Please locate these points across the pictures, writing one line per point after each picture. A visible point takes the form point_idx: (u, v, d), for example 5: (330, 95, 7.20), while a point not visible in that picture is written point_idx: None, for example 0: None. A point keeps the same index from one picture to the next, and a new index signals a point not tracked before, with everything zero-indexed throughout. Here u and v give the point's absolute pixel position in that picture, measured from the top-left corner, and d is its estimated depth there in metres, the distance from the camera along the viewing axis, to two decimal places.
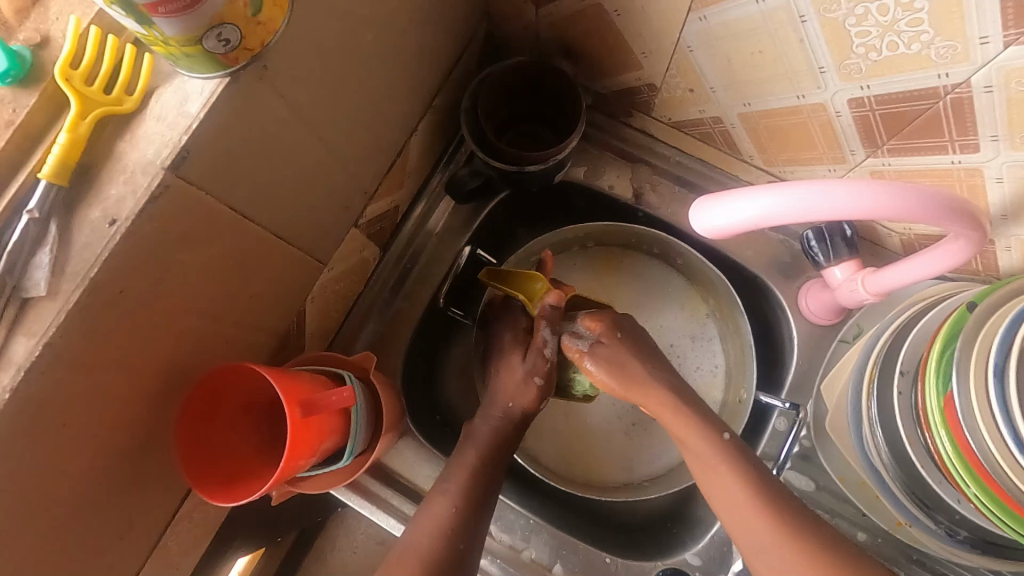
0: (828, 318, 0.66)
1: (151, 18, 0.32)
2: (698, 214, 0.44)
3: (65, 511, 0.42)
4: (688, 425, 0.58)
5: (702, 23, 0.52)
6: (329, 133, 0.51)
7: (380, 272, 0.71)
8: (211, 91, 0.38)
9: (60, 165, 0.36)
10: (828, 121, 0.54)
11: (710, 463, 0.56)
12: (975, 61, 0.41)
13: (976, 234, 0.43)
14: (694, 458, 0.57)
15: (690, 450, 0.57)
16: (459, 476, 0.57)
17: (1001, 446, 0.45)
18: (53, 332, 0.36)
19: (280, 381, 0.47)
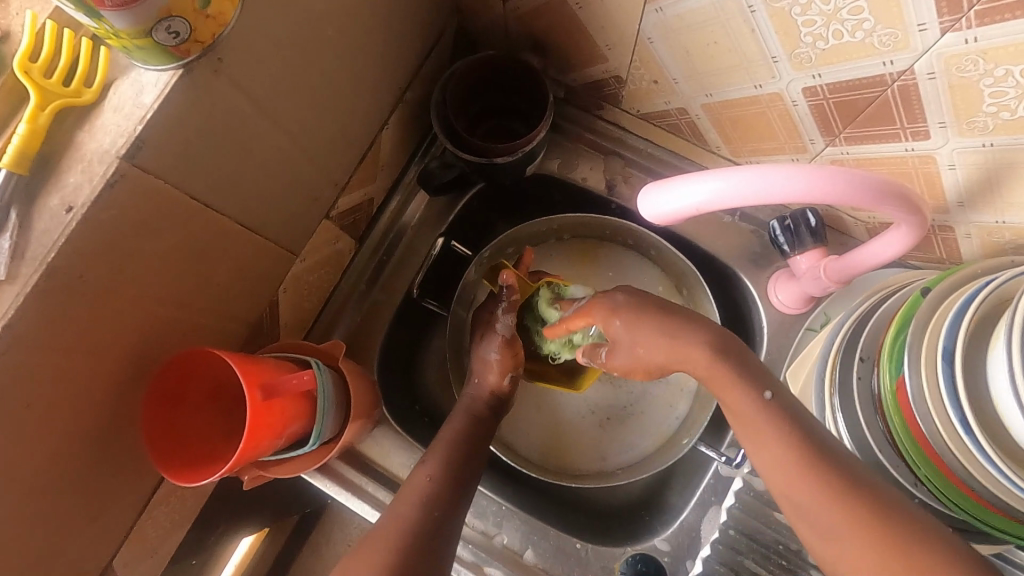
0: (797, 306, 0.67)
1: (99, 12, 0.34)
2: (647, 199, 0.45)
3: (34, 490, 0.44)
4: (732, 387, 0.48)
5: (659, 14, 0.53)
6: (294, 125, 0.52)
7: (356, 264, 0.72)
8: (166, 82, 0.39)
9: (19, 154, 0.37)
10: (786, 110, 0.55)
11: (751, 420, 0.47)
12: (915, 48, 0.42)
13: (911, 219, 0.45)
14: (733, 417, 0.48)
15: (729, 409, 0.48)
16: (438, 454, 0.57)
17: (948, 428, 0.46)
18: (11, 314, 0.37)
19: (242, 366, 0.48)
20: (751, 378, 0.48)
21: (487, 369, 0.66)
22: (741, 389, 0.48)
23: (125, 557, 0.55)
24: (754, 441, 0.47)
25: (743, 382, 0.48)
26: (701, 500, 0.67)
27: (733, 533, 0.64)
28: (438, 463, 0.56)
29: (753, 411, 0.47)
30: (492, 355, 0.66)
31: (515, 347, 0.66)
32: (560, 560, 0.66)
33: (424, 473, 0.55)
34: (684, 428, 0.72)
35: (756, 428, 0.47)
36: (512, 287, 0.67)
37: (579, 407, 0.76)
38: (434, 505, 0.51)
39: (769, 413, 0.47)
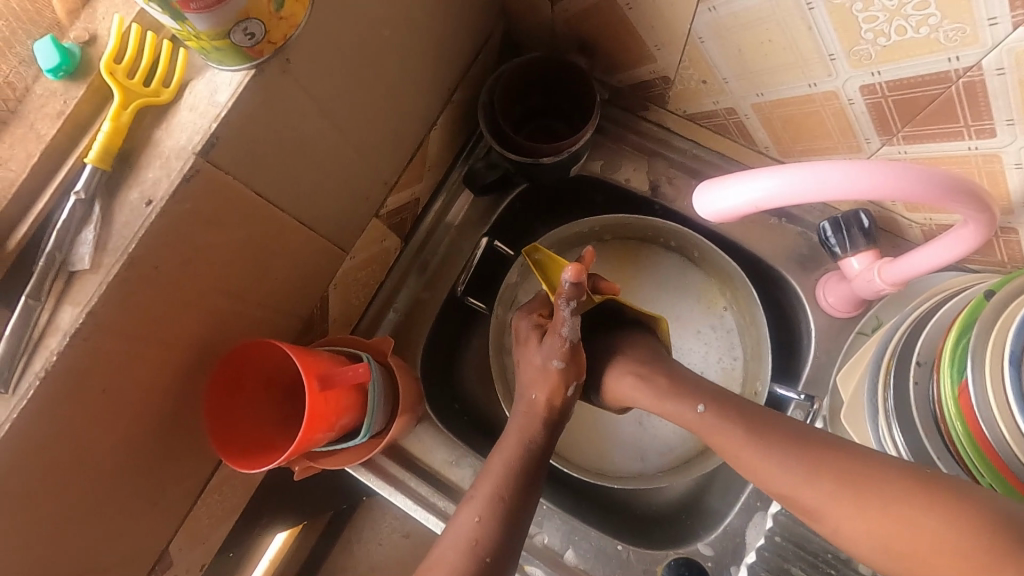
0: (846, 310, 0.66)
1: (184, 14, 0.35)
2: (702, 198, 0.45)
3: (107, 472, 0.46)
4: (665, 397, 0.58)
5: (712, 13, 0.53)
6: (351, 125, 0.54)
7: (401, 263, 0.73)
8: (239, 82, 0.41)
9: (104, 151, 0.40)
10: (841, 109, 0.54)
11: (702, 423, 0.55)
12: (984, 43, 0.41)
13: (978, 217, 0.44)
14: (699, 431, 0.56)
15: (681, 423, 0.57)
16: (488, 483, 0.56)
17: (1018, 438, 0.44)
18: (94, 302, 0.39)
19: (302, 357, 0.50)
20: (685, 394, 0.57)
21: (542, 381, 0.61)
22: (682, 404, 0.57)
23: (180, 542, 0.57)
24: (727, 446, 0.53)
25: (678, 396, 0.58)
26: (745, 506, 0.66)
27: (779, 541, 0.63)
28: (484, 503, 0.54)
29: (731, 432, 0.53)
30: (552, 364, 0.61)
31: (578, 354, 0.61)
32: (601, 562, 0.66)
33: (471, 515, 0.53)
34: None
35: (711, 433, 0.54)
36: (579, 286, 0.54)
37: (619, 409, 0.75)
38: (485, 547, 0.51)
39: (713, 422, 0.54)
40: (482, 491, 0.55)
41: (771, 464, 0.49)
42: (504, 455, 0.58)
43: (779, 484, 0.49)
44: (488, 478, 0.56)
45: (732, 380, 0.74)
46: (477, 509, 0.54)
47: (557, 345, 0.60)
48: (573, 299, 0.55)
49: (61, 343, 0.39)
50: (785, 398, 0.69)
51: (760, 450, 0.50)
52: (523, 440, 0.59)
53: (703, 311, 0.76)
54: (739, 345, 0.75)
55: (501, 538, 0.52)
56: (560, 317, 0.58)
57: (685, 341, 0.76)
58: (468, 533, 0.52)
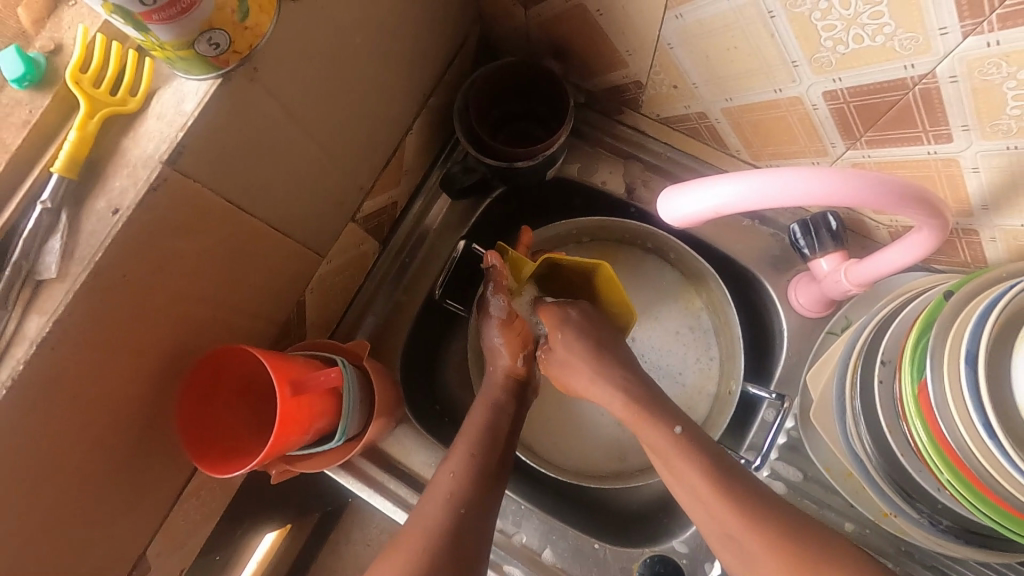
0: (816, 311, 0.67)
1: (147, 26, 0.36)
2: (666, 203, 0.46)
3: (81, 477, 0.46)
4: (645, 420, 0.59)
5: (679, 21, 0.54)
6: (324, 131, 0.54)
7: (379, 266, 0.74)
8: (205, 91, 0.41)
9: (69, 160, 0.40)
10: (806, 114, 0.55)
11: (666, 452, 0.56)
12: (937, 52, 0.42)
13: (932, 222, 0.45)
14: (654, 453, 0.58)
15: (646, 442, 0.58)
16: (467, 450, 0.58)
17: (974, 435, 0.45)
18: (61, 310, 0.39)
19: (273, 362, 0.50)
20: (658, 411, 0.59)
21: (500, 355, 0.68)
22: (660, 425, 0.58)
23: (157, 547, 0.58)
24: (681, 474, 0.55)
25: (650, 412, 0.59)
26: None
27: None
28: (464, 463, 0.57)
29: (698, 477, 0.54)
30: (496, 340, 0.68)
31: (516, 327, 0.69)
32: (578, 560, 0.67)
33: (448, 469, 0.57)
34: (704, 430, 0.72)
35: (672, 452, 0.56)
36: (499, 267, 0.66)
37: (596, 408, 0.76)
38: (462, 502, 0.54)
39: (685, 445, 0.56)
40: (458, 462, 0.57)
41: (711, 501, 0.53)
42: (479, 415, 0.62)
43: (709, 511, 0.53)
44: (462, 439, 0.60)
45: (708, 378, 0.75)
46: (453, 467, 0.57)
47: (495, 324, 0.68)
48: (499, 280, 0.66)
49: (27, 352, 0.39)
50: (758, 398, 0.70)
51: (708, 481, 0.54)
52: (489, 403, 0.64)
53: (680, 311, 0.77)
54: (715, 344, 0.76)
55: (478, 491, 0.55)
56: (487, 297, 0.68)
57: (661, 341, 0.77)
58: (444, 487, 0.55)
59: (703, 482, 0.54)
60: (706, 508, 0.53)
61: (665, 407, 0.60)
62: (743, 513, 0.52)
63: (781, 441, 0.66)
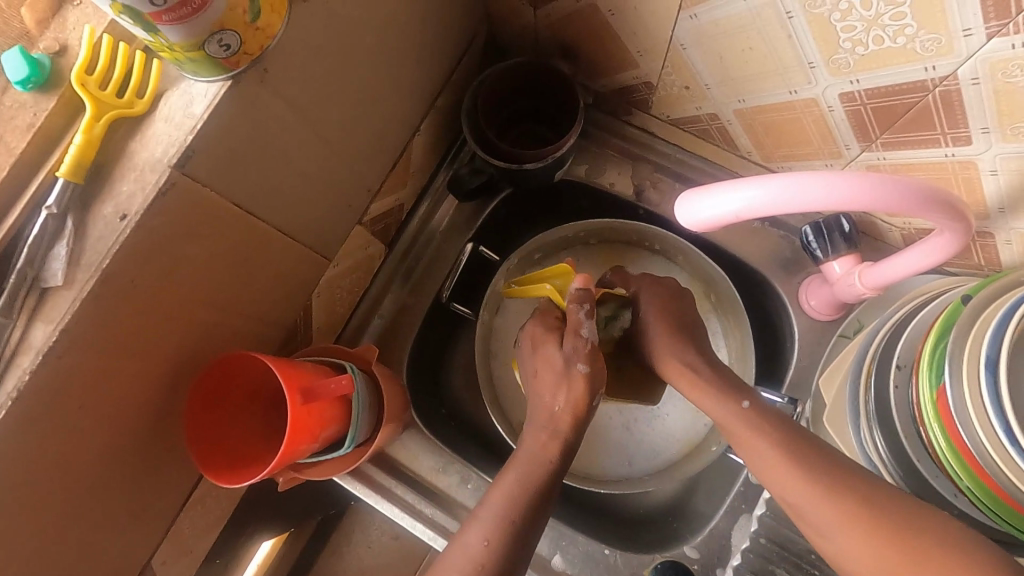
0: (828, 314, 0.67)
1: (157, 26, 0.35)
2: (685, 207, 0.45)
3: (87, 488, 0.45)
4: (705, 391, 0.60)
5: (693, 21, 0.53)
6: (332, 133, 0.53)
7: (385, 269, 0.73)
8: (215, 93, 0.40)
9: (75, 164, 0.39)
10: (821, 116, 0.54)
11: (740, 429, 0.56)
12: (959, 53, 0.42)
13: (955, 225, 0.45)
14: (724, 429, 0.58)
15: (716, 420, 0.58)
16: (496, 496, 0.53)
17: (993, 441, 0.45)
18: (68, 319, 0.38)
19: (283, 370, 0.50)
20: (731, 390, 0.59)
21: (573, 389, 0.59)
22: (729, 398, 0.58)
23: (162, 556, 0.56)
24: (754, 451, 0.54)
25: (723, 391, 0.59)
26: (730, 508, 0.66)
27: (764, 542, 0.64)
28: (494, 522, 0.51)
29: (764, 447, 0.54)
30: (578, 368, 0.60)
31: (599, 359, 0.61)
32: (589, 566, 0.66)
33: (480, 536, 0.50)
34: (713, 433, 0.72)
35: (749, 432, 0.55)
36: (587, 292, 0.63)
37: (605, 412, 0.75)
38: (494, 574, 0.48)
39: (755, 419, 0.56)
40: (490, 507, 0.52)
41: (783, 472, 0.52)
42: (517, 467, 0.55)
43: (797, 504, 0.51)
44: (496, 494, 0.53)
45: None
46: (487, 531, 0.51)
47: (581, 350, 0.60)
48: (585, 302, 0.62)
49: (34, 361, 0.38)
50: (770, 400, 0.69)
51: (791, 466, 0.52)
52: (527, 455, 0.56)
53: None
54: (723, 348, 0.75)
55: (508, 556, 0.50)
56: (574, 318, 0.61)
57: None
58: (476, 557, 0.49)
59: (785, 468, 0.52)
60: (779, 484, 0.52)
61: (729, 380, 0.60)
62: (835, 504, 0.49)
63: None
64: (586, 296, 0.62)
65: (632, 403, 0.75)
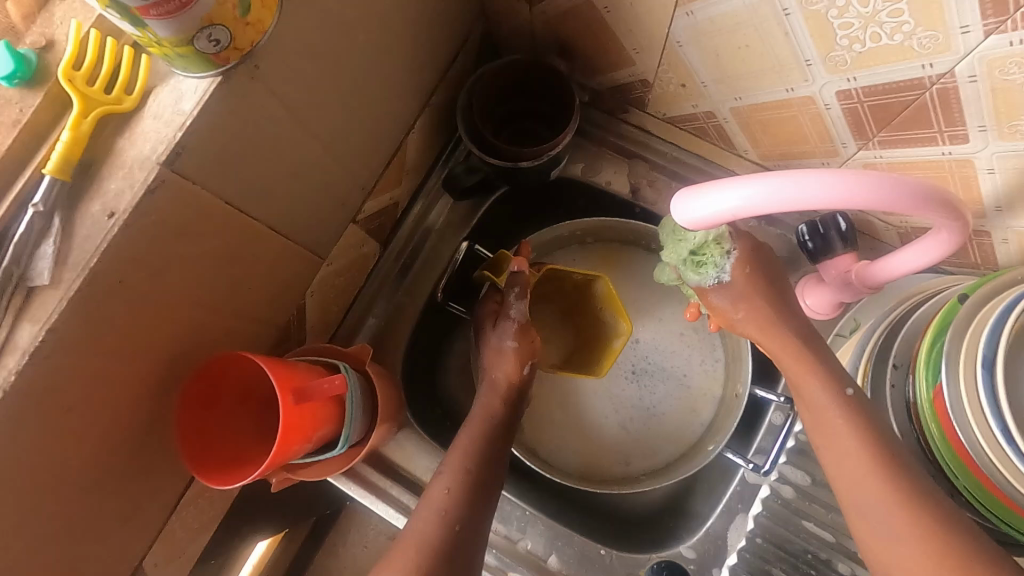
0: (825, 313, 0.66)
1: (144, 21, 0.34)
2: (681, 206, 0.45)
3: (76, 490, 0.45)
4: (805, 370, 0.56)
5: (690, 18, 0.53)
6: (325, 130, 0.53)
7: (380, 268, 0.72)
8: (204, 89, 0.40)
9: (63, 161, 0.38)
10: (818, 114, 0.54)
11: (828, 415, 0.53)
12: (957, 51, 0.41)
13: (952, 224, 0.44)
14: (806, 406, 0.55)
15: (802, 396, 0.56)
16: (457, 453, 0.57)
17: (990, 441, 0.45)
18: (55, 318, 0.38)
19: (276, 370, 0.49)
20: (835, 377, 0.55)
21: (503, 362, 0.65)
22: (828, 385, 0.54)
23: (154, 559, 0.56)
24: (841, 446, 0.51)
25: (826, 380, 0.55)
26: (727, 507, 0.66)
27: (760, 542, 0.63)
28: (455, 474, 0.55)
29: (850, 443, 0.51)
30: (508, 345, 0.66)
31: (530, 336, 0.67)
32: (585, 567, 0.65)
33: (441, 485, 0.55)
34: (710, 433, 0.72)
35: (847, 432, 0.52)
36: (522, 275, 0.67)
37: (602, 412, 0.75)
38: (455, 519, 0.52)
39: (854, 409, 0.53)
40: (451, 467, 0.56)
41: (858, 467, 0.50)
42: (473, 430, 0.60)
43: (859, 503, 0.50)
44: (454, 452, 0.58)
45: (713, 381, 0.74)
46: (449, 481, 0.55)
47: (512, 328, 0.66)
48: (515, 286, 0.67)
49: (19, 362, 0.37)
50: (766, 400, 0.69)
51: (871, 462, 0.50)
52: (484, 417, 0.61)
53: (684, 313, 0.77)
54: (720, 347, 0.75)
55: (468, 505, 0.53)
56: (507, 301, 0.67)
57: (667, 344, 0.76)
58: (438, 505, 0.53)
59: (865, 459, 0.50)
60: (852, 478, 0.50)
61: (831, 364, 0.56)
62: (903, 509, 0.47)
63: (789, 445, 0.65)
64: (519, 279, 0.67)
65: (628, 402, 0.75)
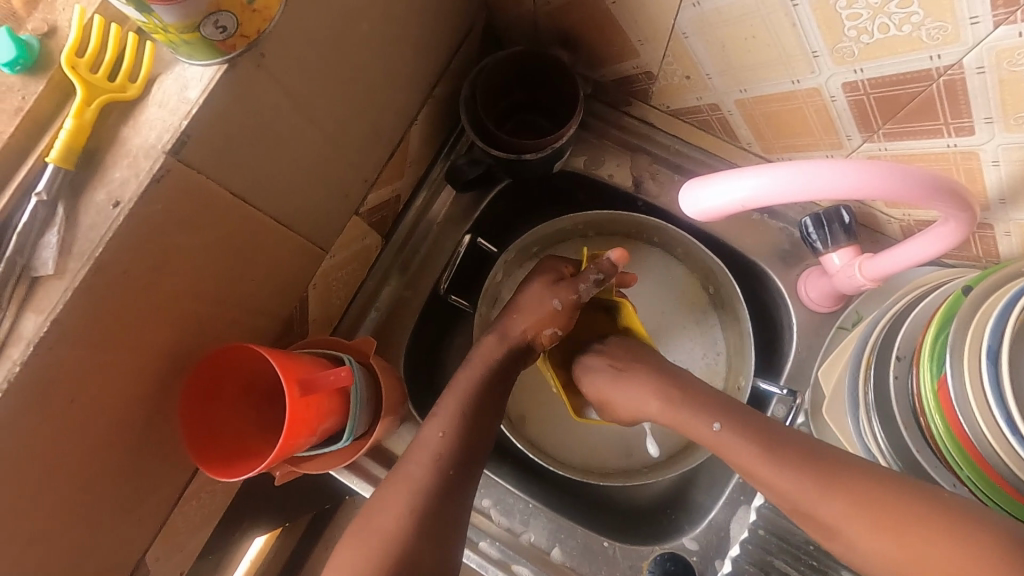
0: (827, 305, 0.67)
1: (150, 6, 0.34)
2: (688, 196, 0.45)
3: (81, 482, 0.45)
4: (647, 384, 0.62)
5: (696, 9, 0.52)
6: (329, 121, 0.52)
7: (382, 261, 0.72)
8: (210, 77, 0.39)
9: (66, 150, 0.38)
10: (823, 106, 0.54)
11: (712, 433, 0.56)
12: (966, 41, 0.41)
13: (959, 215, 0.44)
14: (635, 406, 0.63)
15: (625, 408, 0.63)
16: (452, 401, 0.60)
17: (994, 431, 0.45)
18: (59, 309, 0.37)
19: (281, 361, 0.49)
20: (705, 409, 0.58)
21: (530, 311, 0.66)
22: (699, 420, 0.57)
23: (156, 553, 0.56)
24: (742, 461, 0.54)
25: (698, 411, 0.58)
26: (729, 499, 0.66)
27: (763, 533, 0.64)
28: (450, 420, 0.58)
29: (747, 449, 0.53)
30: (552, 303, 0.65)
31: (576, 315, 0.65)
32: (587, 559, 0.66)
33: (437, 429, 0.57)
34: None
35: (730, 450, 0.55)
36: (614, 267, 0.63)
37: None
38: (449, 461, 0.55)
39: (731, 435, 0.55)
40: (446, 410, 0.59)
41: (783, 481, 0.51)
42: (468, 376, 0.62)
43: (818, 515, 0.49)
44: (449, 398, 0.60)
45: (715, 375, 0.74)
46: (443, 425, 0.58)
47: (569, 296, 0.64)
48: (603, 274, 0.63)
49: (23, 353, 0.37)
50: (767, 393, 0.69)
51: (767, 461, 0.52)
52: (484, 402, 0.61)
53: (685, 306, 0.77)
54: (722, 339, 0.75)
55: (465, 453, 0.56)
56: (583, 276, 0.64)
57: (669, 338, 0.76)
58: (433, 447, 0.56)
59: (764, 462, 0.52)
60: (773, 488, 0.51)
61: (698, 389, 0.60)
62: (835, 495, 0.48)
63: None
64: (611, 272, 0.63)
65: None
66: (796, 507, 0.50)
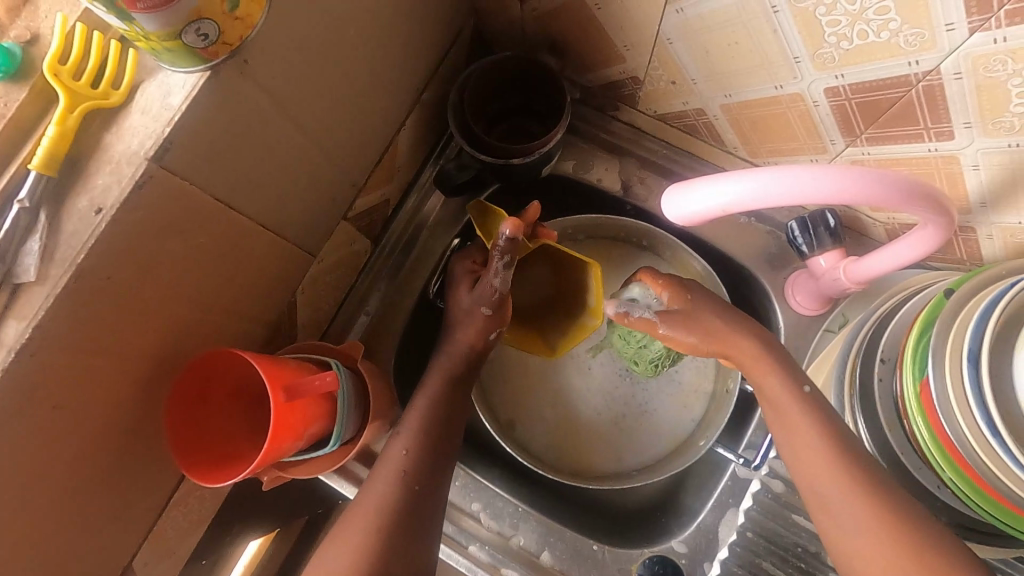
0: (813, 308, 0.67)
1: (130, 14, 0.34)
2: (671, 202, 0.45)
3: (65, 489, 0.44)
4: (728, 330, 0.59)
5: (679, 15, 0.53)
6: (315, 127, 0.52)
7: (371, 265, 0.72)
8: (193, 84, 0.40)
9: (49, 156, 0.38)
10: (806, 111, 0.55)
11: (790, 415, 0.55)
12: (942, 48, 0.42)
13: (938, 219, 0.45)
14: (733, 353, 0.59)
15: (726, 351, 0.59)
16: (414, 416, 0.60)
17: (975, 433, 0.45)
18: (42, 315, 0.37)
19: (266, 367, 0.49)
20: (791, 372, 0.57)
21: (470, 326, 0.65)
22: (784, 385, 0.56)
23: (144, 559, 0.55)
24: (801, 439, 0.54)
25: (784, 373, 0.57)
26: (718, 502, 0.66)
27: (751, 536, 0.64)
28: (411, 436, 0.58)
29: (811, 432, 0.53)
30: (479, 310, 0.65)
31: (505, 310, 0.65)
32: (577, 563, 0.66)
33: (403, 449, 0.58)
34: (700, 430, 0.72)
35: (796, 425, 0.54)
36: (513, 241, 0.58)
37: (593, 409, 0.75)
38: (413, 478, 0.56)
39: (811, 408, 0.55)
40: (408, 426, 0.59)
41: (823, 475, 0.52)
42: (428, 392, 0.62)
43: (828, 499, 0.52)
44: (411, 416, 0.60)
45: (705, 377, 0.74)
46: (406, 442, 0.58)
47: (488, 293, 0.64)
48: (507, 253, 0.59)
49: (5, 359, 0.37)
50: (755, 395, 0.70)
51: (820, 443, 0.53)
52: None
53: None
54: None
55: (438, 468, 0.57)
56: (493, 269, 0.62)
57: None
58: (397, 464, 0.56)
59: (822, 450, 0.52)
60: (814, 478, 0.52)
61: (790, 363, 0.58)
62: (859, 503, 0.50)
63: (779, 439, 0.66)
64: (512, 248, 0.59)
65: (620, 399, 0.75)
66: (813, 490, 0.52)
